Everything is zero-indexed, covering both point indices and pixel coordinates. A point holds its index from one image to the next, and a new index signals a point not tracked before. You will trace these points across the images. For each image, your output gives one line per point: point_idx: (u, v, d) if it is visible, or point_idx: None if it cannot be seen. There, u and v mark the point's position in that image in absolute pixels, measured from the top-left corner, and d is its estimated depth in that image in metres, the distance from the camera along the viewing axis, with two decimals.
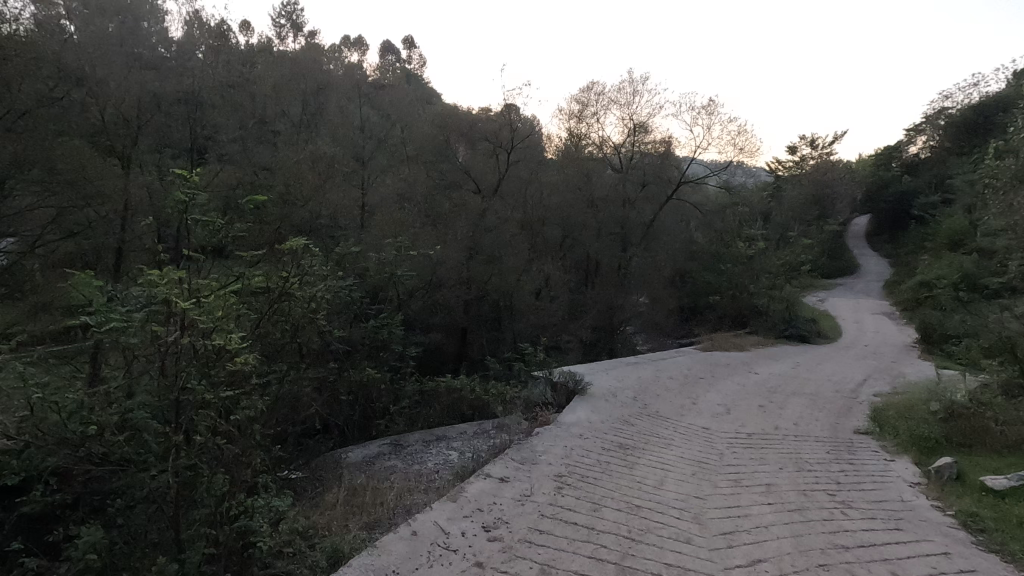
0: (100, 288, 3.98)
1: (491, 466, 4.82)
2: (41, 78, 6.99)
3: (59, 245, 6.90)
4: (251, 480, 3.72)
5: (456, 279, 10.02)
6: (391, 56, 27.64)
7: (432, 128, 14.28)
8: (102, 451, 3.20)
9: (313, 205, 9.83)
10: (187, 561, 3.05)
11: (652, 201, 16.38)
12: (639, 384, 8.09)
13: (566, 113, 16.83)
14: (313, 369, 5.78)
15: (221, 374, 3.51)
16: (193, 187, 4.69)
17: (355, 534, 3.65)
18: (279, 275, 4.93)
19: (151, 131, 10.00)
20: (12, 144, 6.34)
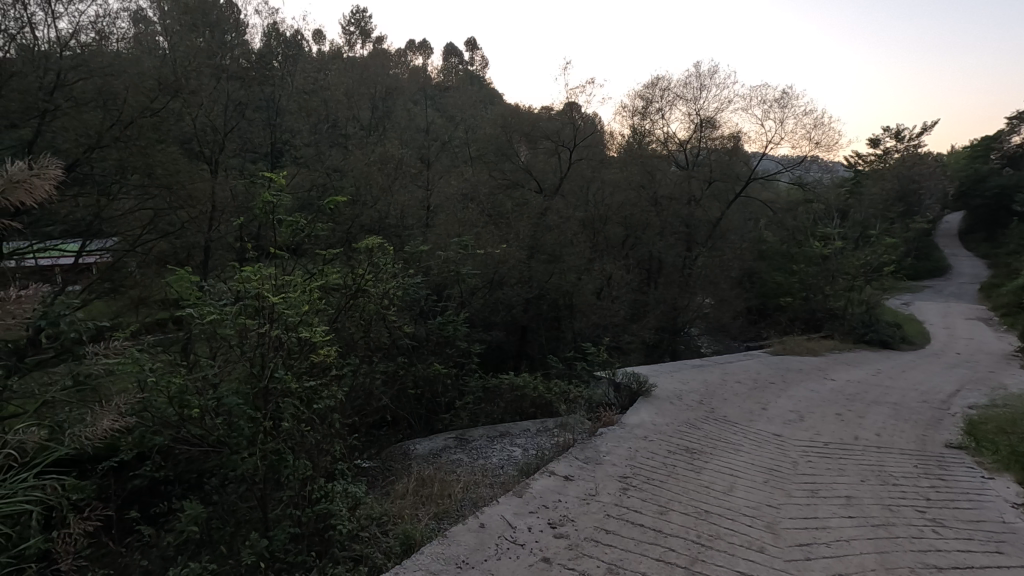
0: (195, 281, 4.33)
1: (555, 463, 4.84)
2: (143, 90, 7.44)
3: (157, 243, 7.50)
4: (329, 467, 3.94)
5: (518, 277, 10.10)
6: (455, 59, 28.14)
7: (494, 128, 14.43)
8: (199, 433, 3.47)
9: (381, 204, 10.19)
10: (275, 538, 3.30)
11: (719, 199, 15.84)
12: (706, 387, 7.86)
13: (629, 110, 16.55)
14: (383, 362, 6.02)
15: (304, 365, 3.75)
16: (277, 191, 5.02)
17: (425, 523, 3.79)
18: (354, 272, 5.18)
19: (235, 137, 10.67)
20: (118, 152, 6.87)
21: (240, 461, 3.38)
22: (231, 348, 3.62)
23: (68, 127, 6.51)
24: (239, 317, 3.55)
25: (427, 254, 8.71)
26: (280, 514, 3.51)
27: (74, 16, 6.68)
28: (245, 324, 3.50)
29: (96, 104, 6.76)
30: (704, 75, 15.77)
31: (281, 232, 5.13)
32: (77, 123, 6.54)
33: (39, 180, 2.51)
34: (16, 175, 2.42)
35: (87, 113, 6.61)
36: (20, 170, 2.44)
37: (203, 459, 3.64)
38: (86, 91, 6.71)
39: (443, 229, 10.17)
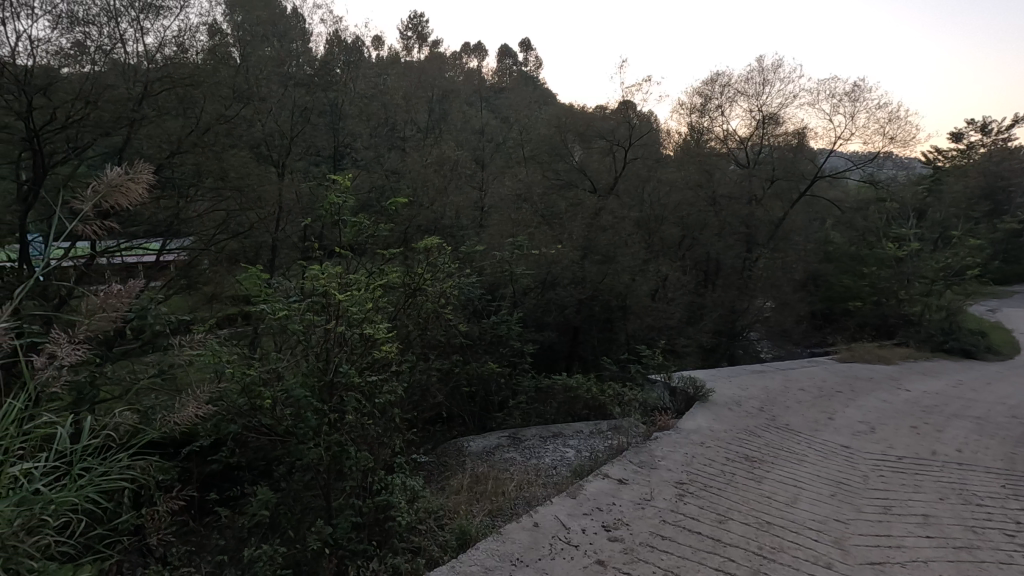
0: (266, 279, 4.58)
1: (609, 466, 4.80)
2: (218, 99, 7.95)
3: (228, 243, 7.93)
4: (388, 460, 4.07)
5: (571, 278, 10.06)
6: (509, 60, 28.28)
7: (548, 129, 14.42)
8: (270, 423, 3.68)
9: (437, 206, 10.38)
10: (338, 526, 3.44)
11: (782, 198, 15.17)
12: (766, 394, 7.56)
13: (686, 107, 16.12)
14: (439, 360, 6.14)
15: (367, 361, 3.91)
16: (341, 194, 5.25)
17: (480, 519, 3.85)
18: (413, 272, 5.34)
19: (300, 141, 11.15)
20: (196, 157, 7.26)
21: (307, 450, 3.56)
22: (299, 343, 3.82)
23: (152, 136, 6.84)
24: (306, 313, 3.74)
25: (482, 254, 8.81)
26: (343, 503, 3.65)
27: (159, 31, 7.16)
28: (312, 320, 3.70)
29: (177, 112, 7.23)
30: (767, 69, 15.13)
31: (346, 233, 5.37)
32: (160, 131, 6.92)
33: (133, 184, 2.71)
34: (113, 179, 2.62)
35: (171, 121, 7.09)
36: (117, 176, 2.64)
37: (272, 447, 3.86)
38: (170, 101, 7.10)
39: (497, 230, 10.25)
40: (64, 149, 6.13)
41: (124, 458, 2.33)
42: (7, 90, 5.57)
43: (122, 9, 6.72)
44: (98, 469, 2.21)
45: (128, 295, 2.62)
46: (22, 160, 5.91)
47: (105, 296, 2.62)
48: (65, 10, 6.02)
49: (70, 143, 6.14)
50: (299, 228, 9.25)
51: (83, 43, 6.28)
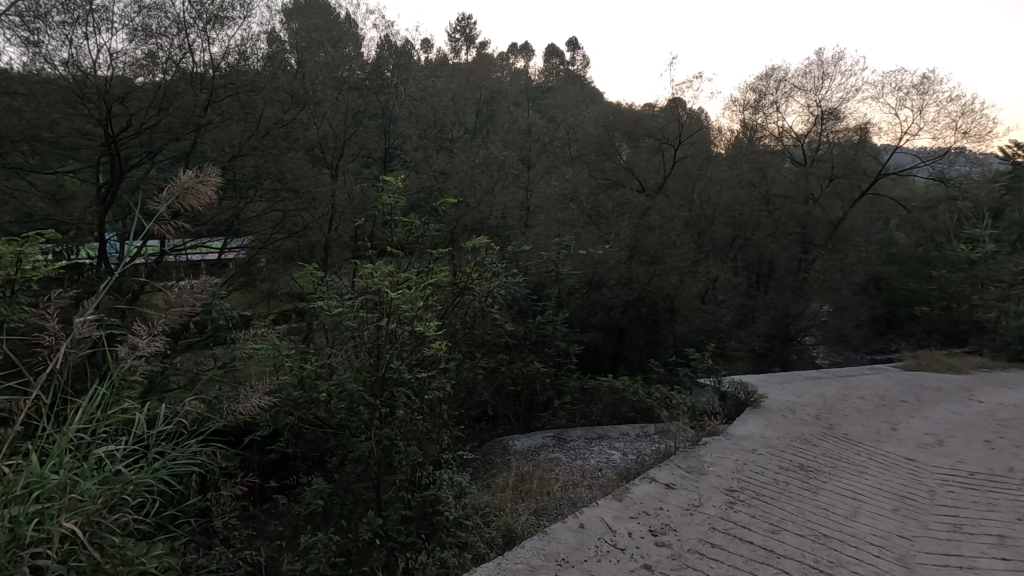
0: (320, 277, 4.74)
1: (656, 470, 4.72)
2: (277, 103, 8.25)
3: (284, 242, 8.26)
4: (436, 455, 4.15)
5: (618, 278, 9.94)
6: (556, 59, 28.16)
7: (595, 128, 14.28)
8: (325, 416, 3.82)
9: (484, 206, 10.47)
10: (389, 518, 3.54)
11: (842, 197, 14.41)
12: (823, 402, 7.24)
13: (739, 103, 15.61)
14: (485, 358, 6.20)
15: (416, 358, 3.99)
16: (393, 198, 5.49)
17: (526, 518, 3.87)
18: (461, 271, 5.43)
19: (352, 143, 11.49)
20: (255, 159, 7.61)
21: (359, 443, 3.67)
22: (351, 340, 3.92)
23: (217, 139, 7.24)
24: (359, 310, 3.84)
25: (529, 254, 8.84)
26: (393, 496, 3.74)
27: (224, 40, 7.28)
28: (364, 317, 3.80)
29: (239, 117, 7.57)
30: (827, 62, 14.46)
31: (397, 232, 5.57)
32: (223, 135, 7.28)
33: (203, 186, 2.89)
34: (187, 181, 2.79)
35: (234, 125, 7.45)
36: (190, 178, 2.81)
37: (326, 439, 4.00)
38: (232, 106, 7.46)
39: (543, 230, 10.25)
40: (141, 154, 6.63)
41: (194, 445, 2.46)
42: (89, 98, 6.11)
43: (189, 20, 6.92)
44: (172, 454, 2.36)
45: (201, 291, 2.77)
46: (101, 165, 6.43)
47: (180, 292, 2.78)
48: (140, 23, 6.49)
49: (146, 148, 6.66)
50: (351, 228, 9.53)
51: (154, 54, 6.60)
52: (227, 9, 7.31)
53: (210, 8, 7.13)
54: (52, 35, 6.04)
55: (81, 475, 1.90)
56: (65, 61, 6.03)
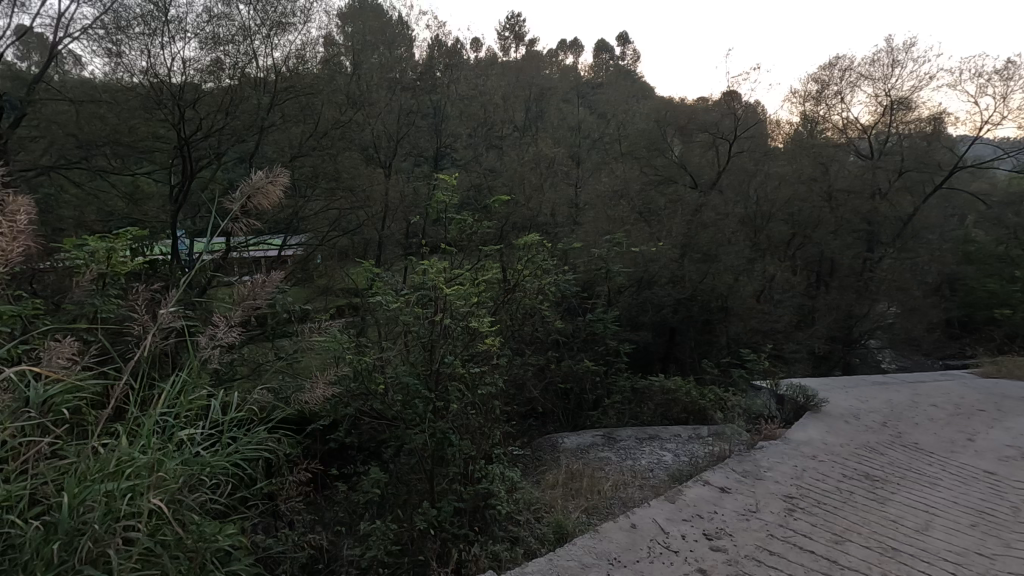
0: (377, 274, 4.90)
1: (710, 473, 4.61)
2: (334, 104, 8.42)
3: (339, 239, 8.54)
4: (488, 450, 4.20)
5: (669, 277, 9.75)
6: (607, 54, 27.71)
7: (646, 123, 13.99)
8: (382, 407, 3.95)
9: (533, 204, 10.46)
10: (442, 510, 3.61)
11: (913, 192, 13.49)
12: (890, 408, 6.86)
13: (801, 94, 14.90)
14: (535, 355, 6.23)
15: (471, 353, 4.06)
16: (449, 196, 5.66)
17: (577, 515, 3.86)
18: (512, 268, 5.51)
19: (405, 143, 11.75)
20: (314, 159, 7.94)
21: (414, 435, 3.77)
22: (407, 335, 4.04)
23: (278, 141, 7.61)
24: (414, 305, 4.00)
25: (578, 251, 8.79)
26: (445, 489, 3.81)
27: (285, 46, 7.48)
28: (420, 312, 3.93)
29: (300, 120, 7.84)
30: (898, 49, 13.62)
31: (452, 230, 5.74)
32: (284, 138, 7.63)
33: (272, 187, 3.03)
34: (257, 182, 2.95)
35: (294, 127, 7.75)
36: (260, 178, 2.98)
37: (382, 430, 4.13)
38: (292, 109, 7.67)
39: (591, 228, 10.17)
40: (211, 155, 6.96)
41: (263, 431, 2.58)
42: (164, 103, 6.48)
43: (254, 28, 7.17)
44: (243, 439, 2.48)
45: (271, 284, 2.90)
46: (173, 168, 6.88)
47: (252, 286, 2.91)
48: (209, 33, 6.79)
49: (216, 149, 6.98)
50: (403, 225, 9.76)
51: (220, 61, 6.85)
52: (287, 15, 7.54)
53: (273, 15, 7.34)
54: (132, 45, 6.43)
55: (164, 456, 2.03)
56: (144, 70, 6.41)
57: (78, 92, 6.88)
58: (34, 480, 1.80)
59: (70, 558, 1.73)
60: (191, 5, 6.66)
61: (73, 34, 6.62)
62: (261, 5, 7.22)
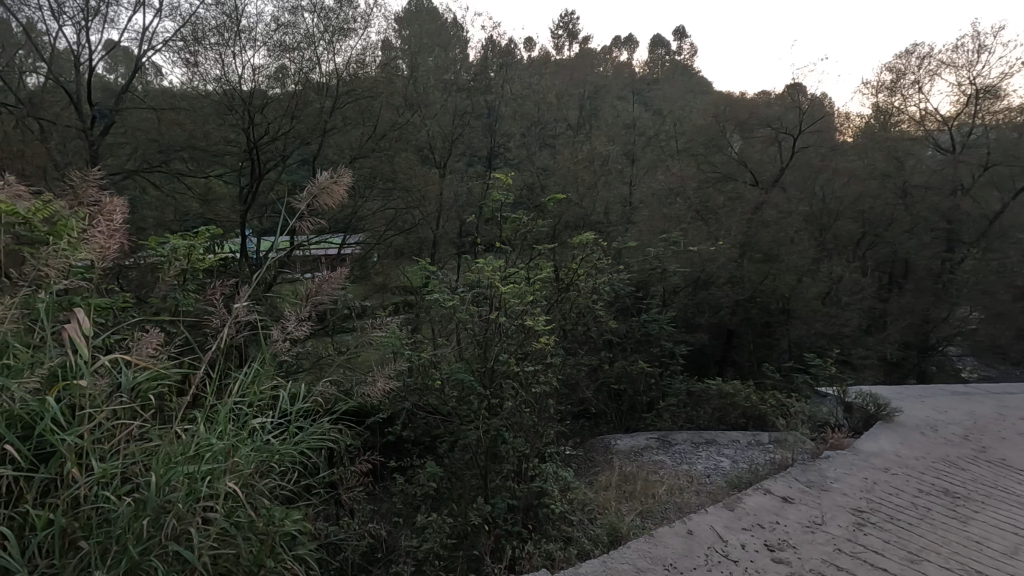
0: (434, 272, 5.01)
1: (772, 482, 4.43)
2: (393, 107, 8.70)
3: (395, 239, 8.54)
4: (542, 449, 4.20)
5: (728, 277, 9.44)
6: (663, 49, 27.04)
7: (704, 119, 13.38)
8: (437, 402, 4.04)
9: (586, 203, 10.36)
10: (495, 506, 3.65)
11: (1000, 187, 12.47)
12: (973, 421, 6.38)
13: (873, 85, 14.08)
14: (588, 355, 6.20)
15: (526, 352, 4.08)
16: (505, 193, 5.81)
17: (631, 518, 3.81)
18: (567, 266, 5.54)
19: (460, 144, 11.89)
20: (373, 160, 8.25)
21: (468, 431, 3.83)
22: (463, 331, 4.13)
23: (340, 143, 7.99)
24: (470, 303, 4.09)
25: (632, 250, 8.64)
26: (499, 486, 3.84)
27: (346, 51, 7.66)
28: (475, 309, 4.02)
29: (359, 122, 8.12)
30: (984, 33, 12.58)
31: (507, 228, 5.84)
32: (344, 139, 7.98)
33: (337, 186, 3.15)
34: (323, 182, 3.08)
35: (354, 129, 8.06)
36: (325, 178, 3.10)
37: (437, 426, 4.21)
38: (353, 111, 7.95)
39: (646, 227, 9.98)
40: (277, 157, 7.36)
41: (327, 423, 2.68)
42: (236, 109, 6.75)
43: (318, 35, 7.37)
44: (309, 429, 2.59)
45: (337, 281, 3.02)
46: (243, 170, 7.25)
47: (319, 282, 3.05)
48: (277, 41, 7.06)
49: (283, 152, 7.38)
50: (457, 225, 9.90)
51: (285, 68, 7.02)
52: (349, 21, 7.77)
53: (336, 22, 7.56)
54: (208, 55, 6.73)
55: (238, 443, 2.15)
56: (217, 78, 6.67)
57: (160, 100, 7.40)
58: (125, 460, 1.94)
59: (156, 534, 1.85)
60: (260, 15, 7.00)
61: (156, 46, 7.09)
62: (324, 13, 7.48)
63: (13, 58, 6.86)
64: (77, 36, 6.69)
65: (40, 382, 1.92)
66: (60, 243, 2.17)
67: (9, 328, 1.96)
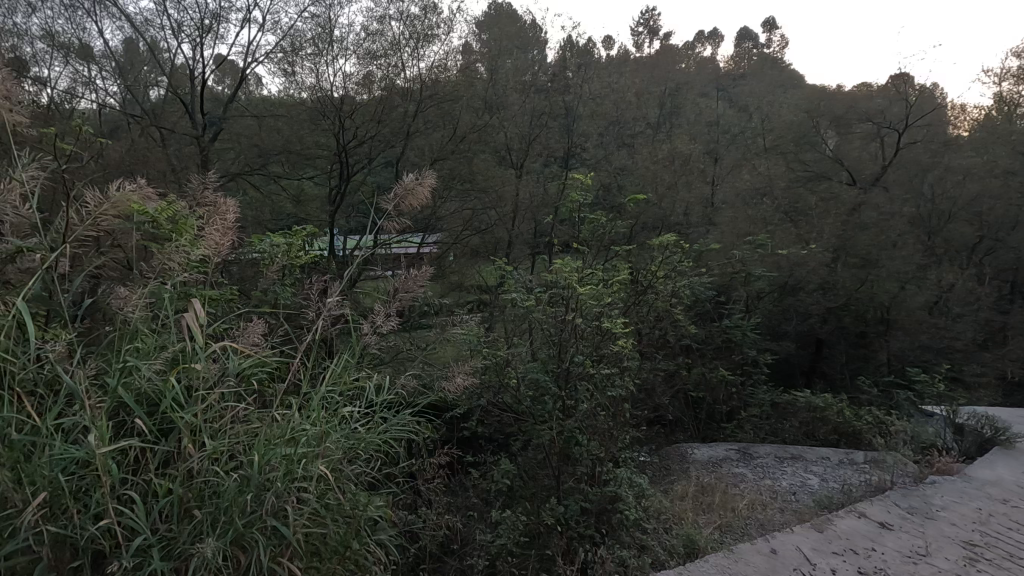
0: (511, 272, 5.08)
1: (867, 505, 4.10)
2: (473, 110, 8.88)
3: (472, 238, 8.69)
4: (617, 453, 4.14)
5: (819, 283, 8.88)
6: (750, 42, 25.74)
7: (795, 114, 11.34)
8: (513, 400, 4.10)
9: (665, 202, 10.37)
10: (568, 508, 3.64)
11: None
12: None
13: (998, 73, 12.74)
14: (666, 360, 6.05)
15: (603, 354, 4.05)
16: (586, 194, 5.81)
17: (709, 532, 3.67)
18: (646, 268, 5.45)
19: (538, 145, 11.86)
20: (454, 162, 8.46)
21: (542, 431, 3.86)
22: (540, 332, 4.16)
23: (421, 146, 8.15)
24: (547, 304, 4.14)
25: (714, 253, 8.31)
26: (572, 488, 3.82)
27: (429, 56, 7.93)
28: (552, 310, 4.06)
29: (441, 125, 8.27)
30: None
31: (585, 230, 5.84)
32: (426, 142, 8.17)
33: (421, 188, 3.27)
34: (409, 183, 3.22)
35: (435, 132, 8.24)
36: (410, 180, 3.23)
37: (512, 424, 4.27)
38: (435, 115, 8.13)
39: (730, 228, 9.56)
40: (364, 161, 7.66)
41: (409, 415, 2.79)
42: (327, 115, 7.23)
43: (403, 41, 7.70)
44: (393, 420, 2.71)
45: (422, 279, 3.13)
46: (333, 172, 7.68)
47: (405, 279, 3.18)
48: (366, 49, 7.46)
49: (368, 155, 7.63)
50: (532, 226, 9.92)
51: (372, 75, 7.43)
52: (432, 28, 8.03)
53: (420, 28, 7.86)
54: (303, 65, 7.30)
55: (329, 429, 2.29)
56: (310, 86, 7.21)
57: (261, 108, 8.01)
58: (232, 439, 2.11)
59: (258, 509, 2.01)
60: (351, 26, 7.40)
61: (259, 59, 7.67)
62: (410, 20, 7.78)
63: (140, 75, 7.55)
64: (193, 52, 7.37)
65: (165, 364, 2.14)
66: (182, 240, 2.42)
67: (140, 314, 2.21)
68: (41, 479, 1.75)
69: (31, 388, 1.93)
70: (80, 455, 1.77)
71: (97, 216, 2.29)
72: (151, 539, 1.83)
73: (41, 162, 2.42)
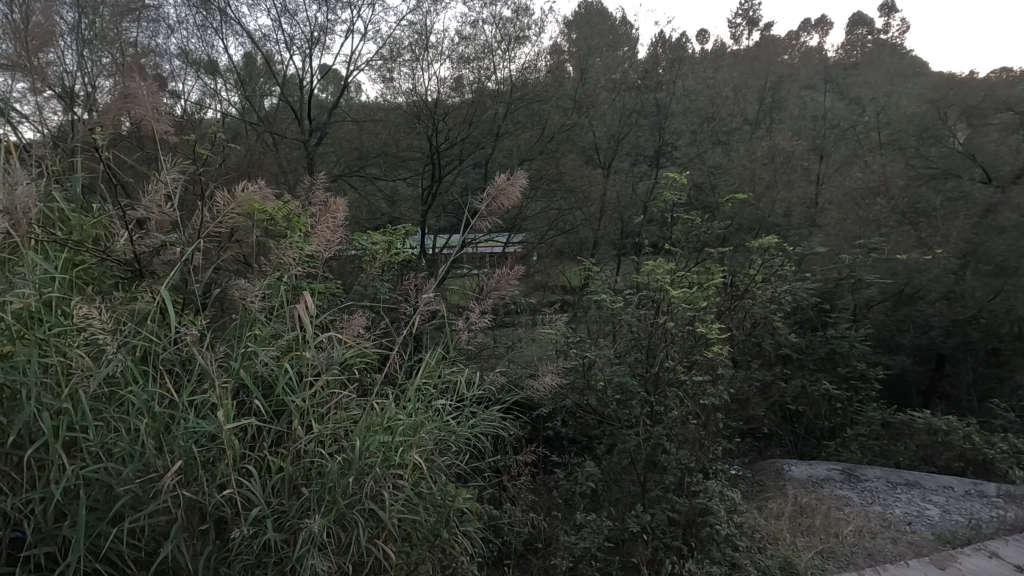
0: (599, 274, 5.04)
1: (1000, 544, 3.64)
2: (562, 110, 8.87)
3: (557, 239, 8.63)
4: (708, 465, 3.96)
5: (940, 292, 8.24)
6: (865, 27, 23.52)
7: (916, 104, 9.91)
8: (598, 402, 4.06)
9: (764, 202, 9.74)
10: (654, 516, 3.55)
11: None
12: None
13: None
14: (762, 369, 5.72)
15: (694, 361, 3.93)
16: (680, 196, 5.61)
17: (809, 556, 3.43)
18: (743, 272, 5.19)
19: (626, 144, 11.53)
20: (542, 163, 8.49)
21: (629, 436, 3.80)
22: (629, 335, 4.09)
23: (510, 148, 8.28)
24: (636, 306, 4.08)
25: (819, 256, 7.72)
26: (658, 497, 3.70)
27: (519, 59, 8.02)
28: (641, 312, 3.99)
29: (530, 126, 8.35)
30: None
31: (677, 230, 5.69)
32: (516, 143, 8.28)
33: (511, 188, 3.32)
34: (500, 184, 3.29)
35: (523, 133, 8.31)
36: (501, 180, 3.29)
37: (597, 427, 4.23)
38: (525, 116, 8.23)
39: (837, 230, 8.78)
40: (455, 162, 7.95)
41: (498, 412, 2.84)
42: (422, 118, 7.52)
43: (495, 45, 7.84)
44: (482, 415, 2.77)
45: (513, 278, 3.16)
46: (425, 174, 7.98)
47: (497, 278, 3.25)
48: (460, 53, 7.66)
49: (459, 156, 7.90)
50: (619, 226, 9.73)
51: (464, 78, 7.62)
52: (524, 29, 8.09)
53: (512, 31, 7.97)
54: (400, 72, 7.62)
55: (423, 420, 2.40)
56: (407, 91, 7.51)
57: (361, 113, 8.47)
58: (336, 424, 2.25)
59: (358, 492, 2.13)
60: (446, 31, 7.64)
61: (360, 66, 8.12)
62: (503, 24, 7.92)
63: (255, 85, 8.24)
64: (303, 63, 7.95)
65: (280, 351, 2.33)
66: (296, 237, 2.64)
67: (259, 304, 2.42)
68: (179, 448, 1.96)
69: (171, 366, 2.17)
70: (209, 429, 1.98)
71: (226, 215, 2.54)
72: (267, 510, 1.99)
73: (181, 166, 2.72)
